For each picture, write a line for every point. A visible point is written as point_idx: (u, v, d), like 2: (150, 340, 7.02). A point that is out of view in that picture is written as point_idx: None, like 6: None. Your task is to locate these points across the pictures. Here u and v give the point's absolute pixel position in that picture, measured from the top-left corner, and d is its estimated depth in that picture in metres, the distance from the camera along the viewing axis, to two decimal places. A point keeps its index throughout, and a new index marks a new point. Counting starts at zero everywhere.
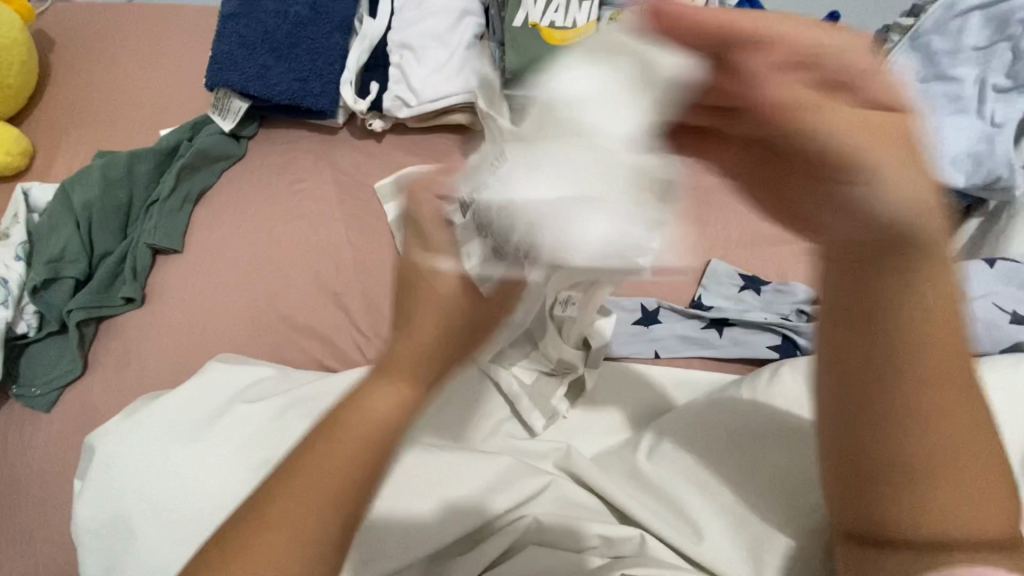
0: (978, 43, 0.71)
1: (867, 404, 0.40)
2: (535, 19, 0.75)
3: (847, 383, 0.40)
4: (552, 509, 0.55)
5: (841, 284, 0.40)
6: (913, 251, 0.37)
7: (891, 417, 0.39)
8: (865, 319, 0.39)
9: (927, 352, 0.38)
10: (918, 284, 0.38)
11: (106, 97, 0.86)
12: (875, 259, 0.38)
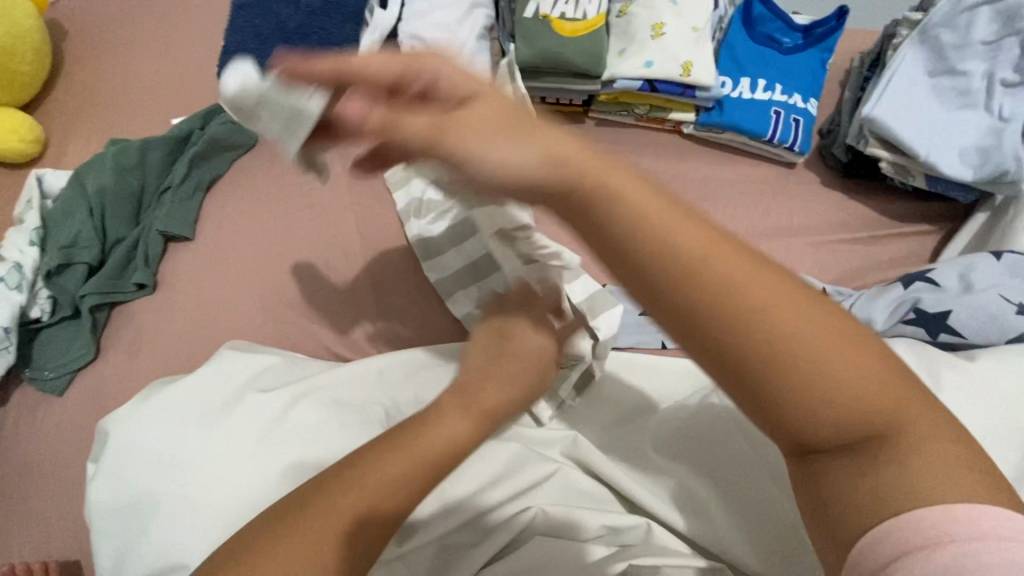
0: (986, 37, 0.71)
1: (772, 387, 0.32)
2: (546, 10, 0.75)
3: (735, 375, 0.33)
4: (558, 498, 0.56)
5: (646, 262, 0.33)
6: (621, 209, 0.33)
7: (770, 381, 0.32)
8: (664, 292, 0.33)
9: (748, 314, 0.32)
10: (658, 240, 0.33)
11: (118, 86, 0.87)
12: (621, 224, 0.33)
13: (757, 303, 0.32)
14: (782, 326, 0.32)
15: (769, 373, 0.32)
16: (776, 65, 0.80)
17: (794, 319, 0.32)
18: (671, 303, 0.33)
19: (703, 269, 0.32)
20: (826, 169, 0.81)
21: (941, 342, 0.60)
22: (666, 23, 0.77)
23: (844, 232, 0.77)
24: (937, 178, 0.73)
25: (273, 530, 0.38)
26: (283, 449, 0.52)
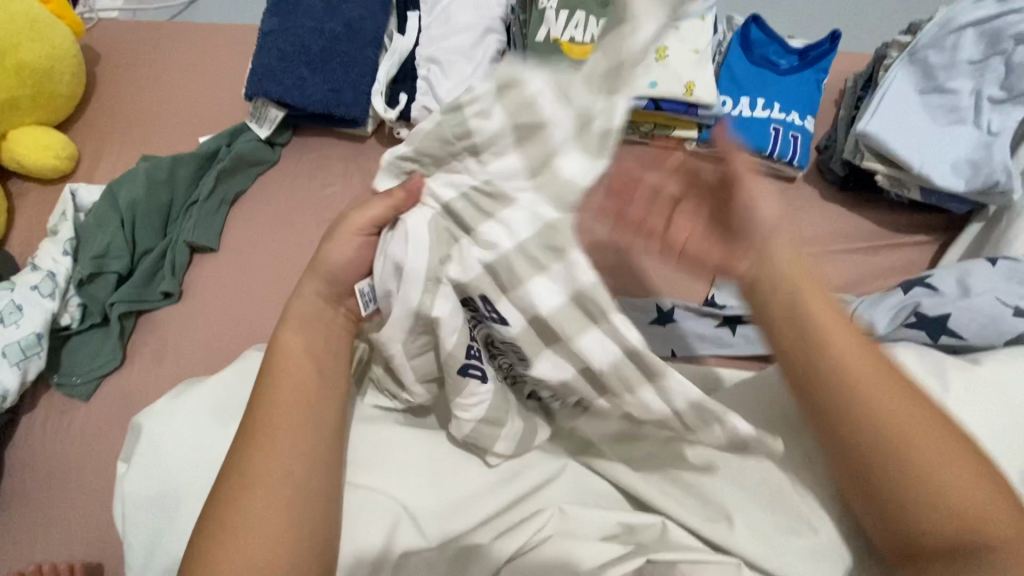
0: (973, 57, 0.74)
1: (891, 474, 0.44)
2: (556, 33, 0.79)
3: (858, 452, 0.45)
4: (571, 497, 0.58)
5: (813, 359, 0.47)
6: (813, 327, 0.48)
7: (882, 473, 0.44)
8: (833, 394, 0.46)
9: (891, 429, 0.44)
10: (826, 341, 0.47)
11: (149, 107, 0.92)
12: (800, 330, 0.48)
13: (894, 405, 0.45)
14: (889, 423, 0.44)
15: (890, 461, 0.44)
16: (773, 86, 0.84)
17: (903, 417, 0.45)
18: (825, 405, 0.46)
19: (842, 378, 0.46)
20: (825, 183, 0.85)
21: (942, 344, 0.62)
22: (669, 46, 0.81)
23: (845, 242, 0.81)
24: (931, 190, 0.77)
25: (224, 514, 0.45)
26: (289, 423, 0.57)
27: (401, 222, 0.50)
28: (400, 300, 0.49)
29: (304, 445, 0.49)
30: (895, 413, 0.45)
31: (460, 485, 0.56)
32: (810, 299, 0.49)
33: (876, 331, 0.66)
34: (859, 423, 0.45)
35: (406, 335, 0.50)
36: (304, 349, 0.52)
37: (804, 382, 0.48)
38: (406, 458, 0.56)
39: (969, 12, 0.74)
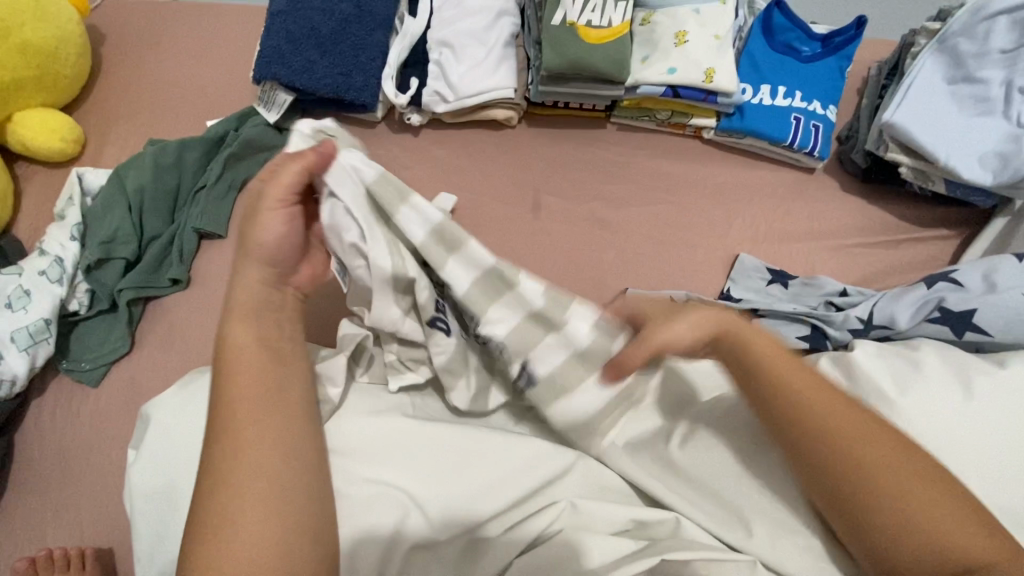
0: (1005, 46, 0.72)
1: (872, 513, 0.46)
2: (573, 17, 0.77)
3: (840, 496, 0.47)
4: (582, 490, 0.57)
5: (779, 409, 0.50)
6: (776, 381, 0.50)
7: (861, 517, 0.46)
8: (805, 451, 0.49)
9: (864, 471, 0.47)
10: (793, 392, 0.49)
11: (155, 89, 0.90)
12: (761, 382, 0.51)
13: (866, 453, 0.47)
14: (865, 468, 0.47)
15: (865, 509, 0.46)
16: (794, 73, 0.82)
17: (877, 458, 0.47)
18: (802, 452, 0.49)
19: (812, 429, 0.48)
20: (845, 175, 0.83)
21: (967, 341, 0.61)
22: (689, 31, 0.78)
23: (865, 236, 0.79)
24: (956, 183, 0.75)
25: (214, 519, 0.44)
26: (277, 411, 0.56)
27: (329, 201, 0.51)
28: (360, 267, 0.52)
29: (288, 442, 0.48)
30: (862, 459, 0.47)
31: (468, 474, 0.55)
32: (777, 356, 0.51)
33: (897, 326, 0.64)
34: (832, 475, 0.48)
35: (393, 292, 0.53)
36: (257, 337, 0.49)
37: (779, 437, 0.50)
38: (416, 449, 0.56)
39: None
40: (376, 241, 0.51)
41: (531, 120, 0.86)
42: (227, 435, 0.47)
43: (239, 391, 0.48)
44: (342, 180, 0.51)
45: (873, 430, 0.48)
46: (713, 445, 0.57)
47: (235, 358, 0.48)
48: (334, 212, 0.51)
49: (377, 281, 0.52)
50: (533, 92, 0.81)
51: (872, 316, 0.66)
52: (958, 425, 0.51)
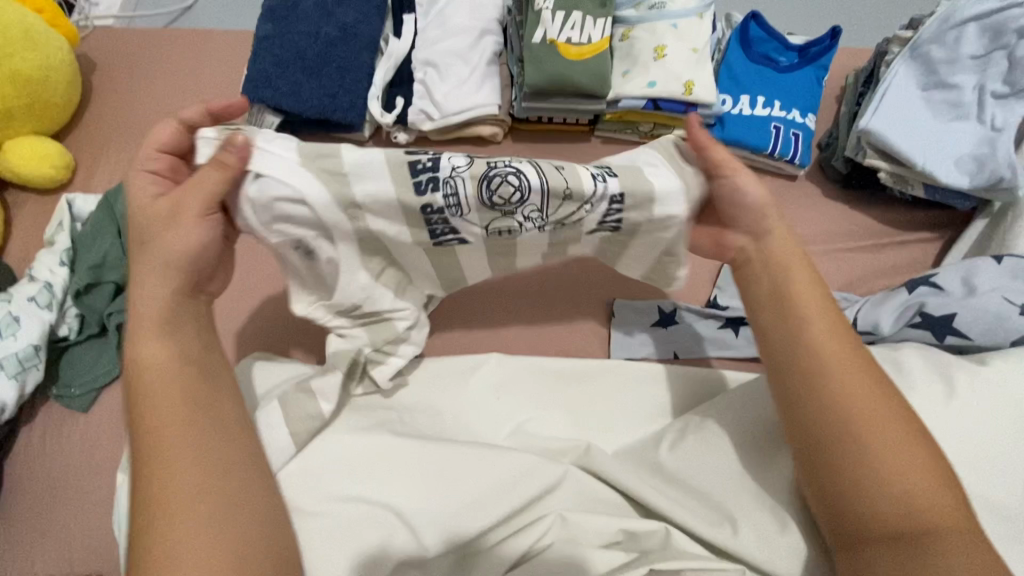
0: (975, 52, 0.73)
1: (838, 445, 0.46)
2: (553, 34, 0.78)
3: (816, 424, 0.47)
4: (572, 501, 0.57)
5: (781, 327, 0.51)
6: (788, 301, 0.51)
7: (835, 448, 0.46)
8: (789, 381, 0.49)
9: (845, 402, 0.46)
10: (800, 314, 0.50)
11: (146, 115, 0.91)
12: (777, 303, 0.52)
13: (852, 389, 0.47)
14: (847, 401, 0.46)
15: (829, 446, 0.46)
16: (773, 83, 0.83)
17: (857, 394, 0.46)
18: (790, 373, 0.49)
19: (806, 351, 0.49)
20: (827, 182, 0.84)
21: (948, 345, 0.61)
22: (667, 45, 0.80)
23: (849, 241, 0.80)
24: (935, 187, 0.76)
25: (152, 546, 0.39)
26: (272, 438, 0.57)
27: (257, 195, 0.52)
28: (330, 240, 0.55)
29: (228, 454, 0.44)
30: (843, 393, 0.47)
31: (459, 486, 0.55)
32: (795, 284, 0.52)
33: (881, 333, 0.65)
34: (811, 405, 0.48)
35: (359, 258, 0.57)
36: (169, 343, 0.47)
37: (770, 367, 0.51)
38: (408, 464, 0.56)
39: (972, 6, 0.73)
40: (324, 203, 0.53)
41: (517, 136, 0.87)
42: (164, 447, 0.43)
43: (158, 406, 0.44)
44: (267, 160, 0.52)
45: (867, 370, 0.48)
46: (715, 445, 0.57)
47: (164, 371, 0.45)
48: (266, 192, 0.52)
49: (346, 252, 0.56)
50: (517, 108, 0.82)
51: (856, 322, 0.67)
52: (944, 428, 0.51)
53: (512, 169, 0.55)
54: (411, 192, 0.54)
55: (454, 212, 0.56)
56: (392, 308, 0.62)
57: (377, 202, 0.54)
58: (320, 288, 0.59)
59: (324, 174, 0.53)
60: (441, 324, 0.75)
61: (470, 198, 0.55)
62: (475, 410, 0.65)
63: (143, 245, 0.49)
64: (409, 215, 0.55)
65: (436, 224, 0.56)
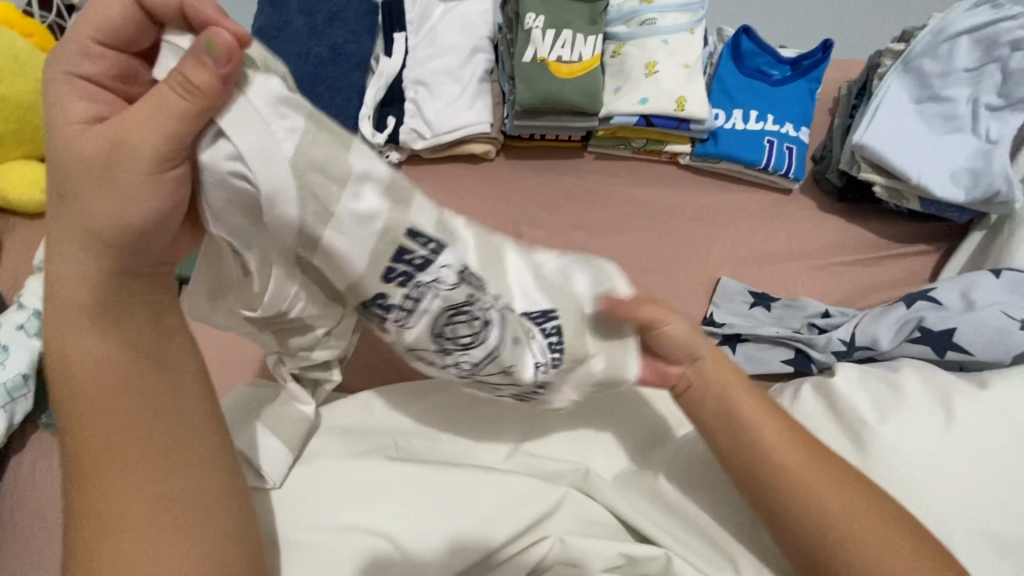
0: (968, 64, 0.73)
1: (821, 546, 0.45)
2: (544, 52, 0.78)
3: (791, 529, 0.46)
4: (572, 527, 0.56)
5: (729, 433, 0.49)
6: (730, 406, 0.50)
7: (818, 550, 0.45)
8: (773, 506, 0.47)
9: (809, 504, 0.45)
10: (746, 417, 0.49)
11: None
12: (720, 408, 0.50)
13: (814, 487, 0.46)
14: (811, 502, 0.45)
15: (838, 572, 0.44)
16: (765, 97, 0.83)
17: (819, 494, 0.45)
18: (753, 480, 0.48)
19: (758, 458, 0.48)
20: (823, 195, 0.84)
21: (949, 360, 0.60)
22: (658, 61, 0.80)
23: (846, 255, 0.79)
24: (931, 200, 0.76)
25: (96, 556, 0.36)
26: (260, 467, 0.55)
27: (207, 161, 0.35)
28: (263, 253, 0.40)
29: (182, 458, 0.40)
30: (803, 496, 0.46)
31: (455, 511, 0.54)
32: (736, 395, 0.50)
33: (879, 346, 0.64)
34: (781, 509, 0.46)
35: (295, 280, 0.43)
36: (105, 334, 0.39)
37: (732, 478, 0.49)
38: (403, 491, 0.55)
39: (964, 19, 0.73)
40: (279, 226, 0.37)
41: (510, 153, 0.86)
42: (117, 462, 0.38)
43: (98, 409, 0.39)
44: (244, 130, 0.35)
45: (818, 463, 0.47)
46: (714, 472, 0.57)
47: (100, 366, 0.39)
48: (219, 161, 0.35)
49: (278, 276, 0.41)
50: (509, 126, 0.82)
51: (854, 337, 0.67)
52: (946, 448, 0.50)
53: (484, 316, 0.43)
54: (379, 276, 0.40)
55: (406, 313, 0.42)
56: (317, 316, 0.48)
57: (342, 250, 0.39)
58: (244, 306, 0.45)
59: (309, 199, 0.36)
60: None
61: (436, 305, 0.42)
62: (466, 431, 0.63)
63: (66, 200, 0.37)
64: (353, 285, 0.41)
65: (376, 312, 0.43)
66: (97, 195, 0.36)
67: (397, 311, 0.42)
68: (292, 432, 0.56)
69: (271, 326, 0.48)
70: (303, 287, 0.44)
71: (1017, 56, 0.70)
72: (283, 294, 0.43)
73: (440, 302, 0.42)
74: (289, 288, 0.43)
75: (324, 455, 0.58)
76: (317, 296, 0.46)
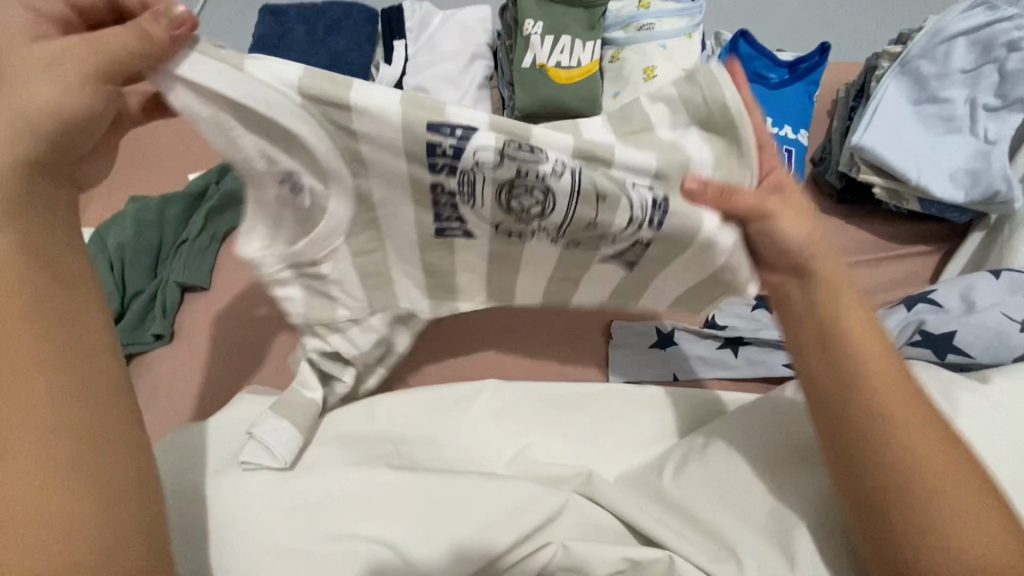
0: (965, 66, 0.74)
1: (892, 500, 0.40)
2: (542, 58, 0.78)
3: (862, 473, 0.41)
4: (574, 531, 0.56)
5: (824, 353, 0.44)
6: (833, 324, 0.44)
7: (891, 500, 0.40)
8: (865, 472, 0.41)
9: (898, 448, 0.40)
10: (850, 334, 0.44)
11: (136, 146, 0.91)
12: (819, 327, 0.45)
13: (908, 428, 0.41)
14: (907, 446, 0.40)
15: (924, 552, 0.38)
16: (763, 100, 0.84)
17: (913, 438, 0.40)
18: (840, 407, 0.43)
19: (857, 384, 0.42)
20: (822, 197, 0.84)
21: (950, 363, 0.60)
22: (657, 66, 0.80)
23: (848, 256, 0.79)
24: (930, 201, 0.76)
25: None
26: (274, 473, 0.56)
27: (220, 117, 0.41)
28: (315, 194, 0.46)
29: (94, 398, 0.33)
30: (895, 437, 0.41)
31: (460, 516, 0.54)
32: (847, 318, 0.44)
33: None
34: (857, 445, 0.42)
35: (343, 232, 0.50)
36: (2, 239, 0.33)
37: (816, 400, 0.45)
38: (407, 496, 0.55)
39: (959, 21, 0.74)
40: (328, 161, 0.43)
41: None
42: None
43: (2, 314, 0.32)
44: (217, 79, 0.39)
45: (921, 408, 0.42)
46: (718, 470, 0.56)
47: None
48: (224, 119, 0.41)
49: (319, 219, 0.48)
50: None
51: None
52: None
53: (542, 184, 0.45)
54: (424, 167, 0.44)
55: (468, 199, 0.47)
56: (347, 297, 0.56)
57: (381, 161, 0.44)
58: (288, 259, 0.50)
59: (324, 122, 0.41)
60: (438, 351, 0.75)
61: (488, 184, 0.46)
62: (471, 436, 0.64)
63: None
64: (419, 186, 0.46)
65: (444, 210, 0.49)
66: (37, 80, 0.35)
67: (460, 202, 0.48)
68: (300, 416, 0.61)
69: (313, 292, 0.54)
70: (341, 240, 0.50)
71: (1014, 56, 0.70)
72: (335, 246, 0.50)
73: (494, 180, 0.45)
74: (332, 241, 0.50)
75: (327, 462, 0.58)
76: (359, 253, 0.53)
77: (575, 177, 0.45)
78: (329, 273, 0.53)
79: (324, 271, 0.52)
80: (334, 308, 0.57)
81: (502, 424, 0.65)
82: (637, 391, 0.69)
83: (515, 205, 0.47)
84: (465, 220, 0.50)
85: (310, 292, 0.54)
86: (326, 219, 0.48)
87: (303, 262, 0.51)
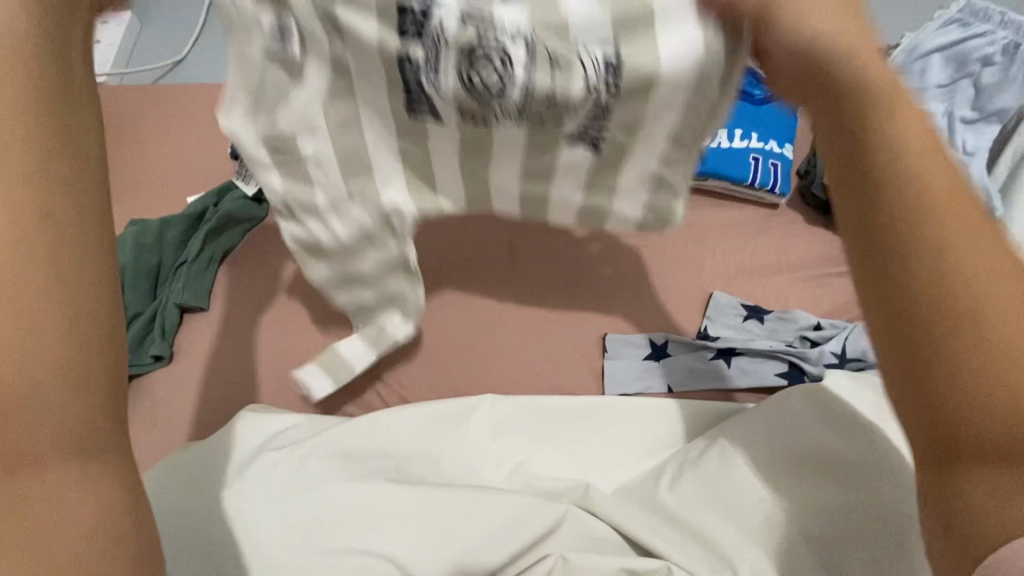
0: (941, 81, 0.76)
1: (931, 337, 0.30)
2: None
3: (903, 307, 0.31)
4: (572, 543, 0.56)
5: (856, 168, 0.34)
6: (877, 133, 0.33)
7: (947, 333, 0.30)
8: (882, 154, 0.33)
9: (948, 274, 0.30)
10: (900, 136, 0.33)
11: (138, 171, 0.93)
12: (860, 139, 0.34)
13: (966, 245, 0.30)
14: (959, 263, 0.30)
15: (974, 396, 0.29)
16: (749, 117, 0.86)
17: (973, 256, 0.30)
18: (873, 227, 0.33)
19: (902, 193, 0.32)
20: (809, 209, 0.86)
21: None
22: None
23: (836, 266, 0.81)
24: None
25: None
26: (273, 495, 0.57)
27: None
28: (303, 51, 0.51)
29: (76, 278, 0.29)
30: (953, 255, 0.30)
31: (460, 530, 0.55)
32: (907, 124, 0.33)
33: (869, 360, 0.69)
34: (899, 271, 0.32)
35: (324, 105, 0.54)
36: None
37: (857, 226, 0.34)
38: (407, 512, 0.55)
39: (934, 38, 0.76)
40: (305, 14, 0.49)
41: None
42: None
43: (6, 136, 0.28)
44: None
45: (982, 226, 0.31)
46: (713, 482, 0.57)
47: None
48: None
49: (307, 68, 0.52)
50: None
51: (845, 351, 0.70)
52: None
53: (501, 50, 0.50)
54: (393, 30, 0.49)
55: (432, 70, 0.52)
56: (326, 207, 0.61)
57: (352, 22, 0.49)
58: (266, 141, 0.57)
59: None
60: (434, 367, 0.76)
61: (450, 48, 0.50)
62: (468, 451, 0.65)
63: None
64: (385, 59, 0.51)
65: (415, 92, 0.54)
66: None
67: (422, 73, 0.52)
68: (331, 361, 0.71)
69: (285, 166, 0.58)
70: (315, 125, 0.55)
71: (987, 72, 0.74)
72: (314, 126, 0.55)
73: (455, 44, 0.50)
74: (294, 132, 0.55)
75: (326, 480, 0.58)
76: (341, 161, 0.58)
77: (529, 45, 0.50)
78: (309, 154, 0.57)
79: (310, 151, 0.57)
80: (315, 202, 0.60)
81: (499, 439, 0.66)
82: (631, 404, 0.68)
83: (483, 79, 0.51)
84: (434, 97, 0.54)
85: (286, 178, 0.59)
86: (317, 105, 0.54)
87: (278, 140, 0.56)
